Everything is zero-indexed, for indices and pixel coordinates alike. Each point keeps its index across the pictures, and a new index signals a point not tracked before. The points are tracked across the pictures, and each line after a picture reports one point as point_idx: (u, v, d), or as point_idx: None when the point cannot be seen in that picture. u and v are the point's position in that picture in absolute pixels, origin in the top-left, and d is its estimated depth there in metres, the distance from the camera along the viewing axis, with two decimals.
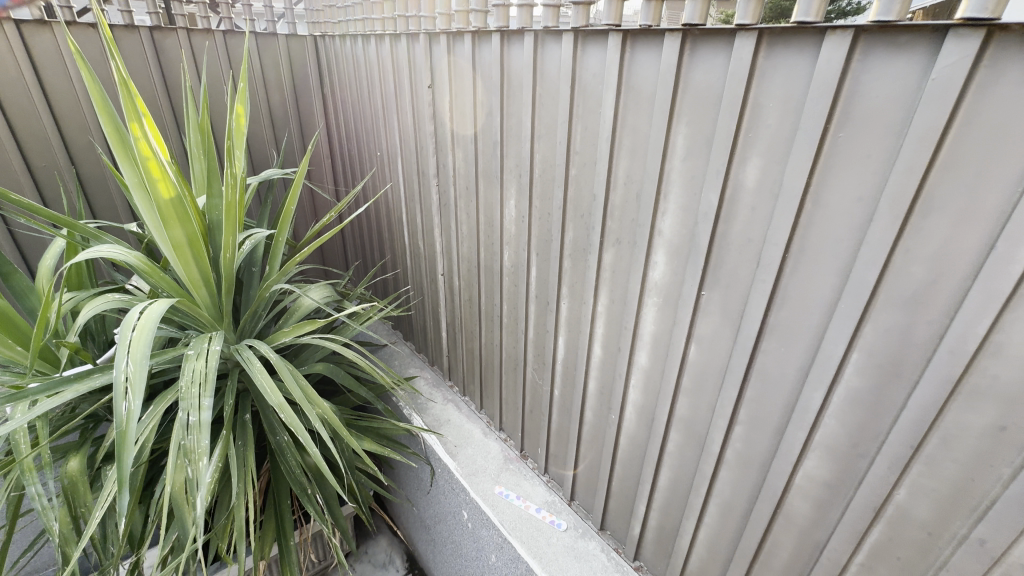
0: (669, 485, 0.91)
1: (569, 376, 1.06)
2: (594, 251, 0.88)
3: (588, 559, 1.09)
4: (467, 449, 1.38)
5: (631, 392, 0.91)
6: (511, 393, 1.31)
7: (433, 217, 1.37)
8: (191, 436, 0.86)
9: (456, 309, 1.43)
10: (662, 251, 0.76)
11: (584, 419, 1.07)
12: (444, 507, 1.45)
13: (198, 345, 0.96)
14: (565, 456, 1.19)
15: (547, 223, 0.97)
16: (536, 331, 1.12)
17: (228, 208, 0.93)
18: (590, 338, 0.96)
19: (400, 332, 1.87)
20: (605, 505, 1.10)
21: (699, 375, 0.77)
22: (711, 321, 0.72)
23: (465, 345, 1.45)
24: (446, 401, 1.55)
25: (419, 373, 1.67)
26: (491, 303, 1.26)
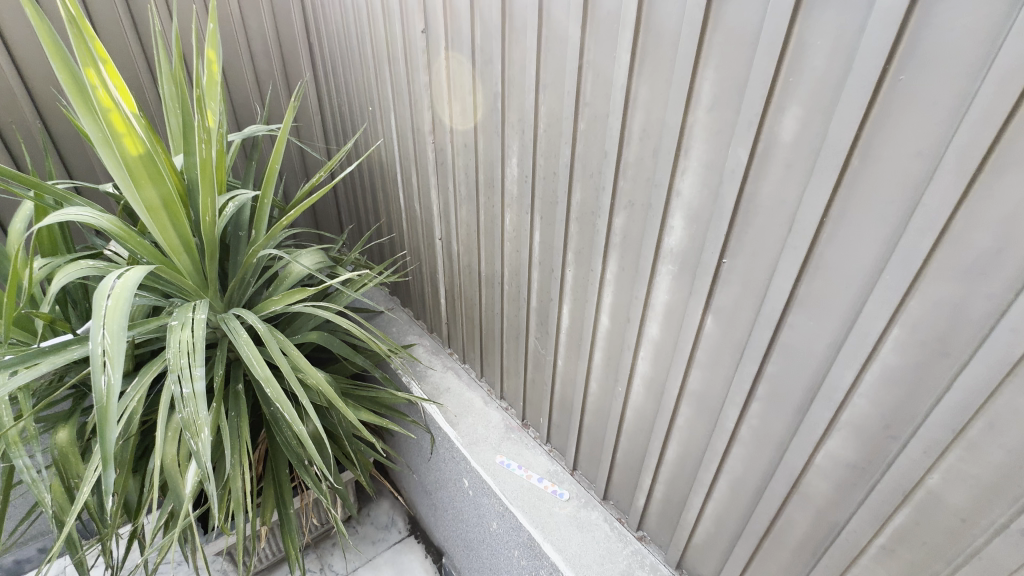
0: (677, 459, 0.88)
1: (574, 347, 1.02)
2: (604, 215, 0.81)
3: (591, 529, 1.08)
4: (467, 418, 1.35)
5: (639, 364, 0.87)
6: (513, 362, 1.26)
7: (429, 177, 1.29)
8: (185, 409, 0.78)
9: (455, 275, 1.37)
10: (679, 215, 0.69)
11: (588, 390, 1.03)
12: (445, 475, 1.44)
13: (182, 315, 0.90)
14: (567, 426, 1.16)
15: (552, 184, 0.90)
16: (538, 299, 1.07)
17: (204, 166, 0.86)
18: (596, 308, 0.90)
19: (397, 298, 1.82)
20: (608, 476, 1.08)
21: (715, 349, 0.72)
22: (732, 292, 0.66)
23: (464, 312, 1.40)
24: (445, 369, 1.52)
25: (417, 340, 1.63)
26: (492, 270, 1.20)
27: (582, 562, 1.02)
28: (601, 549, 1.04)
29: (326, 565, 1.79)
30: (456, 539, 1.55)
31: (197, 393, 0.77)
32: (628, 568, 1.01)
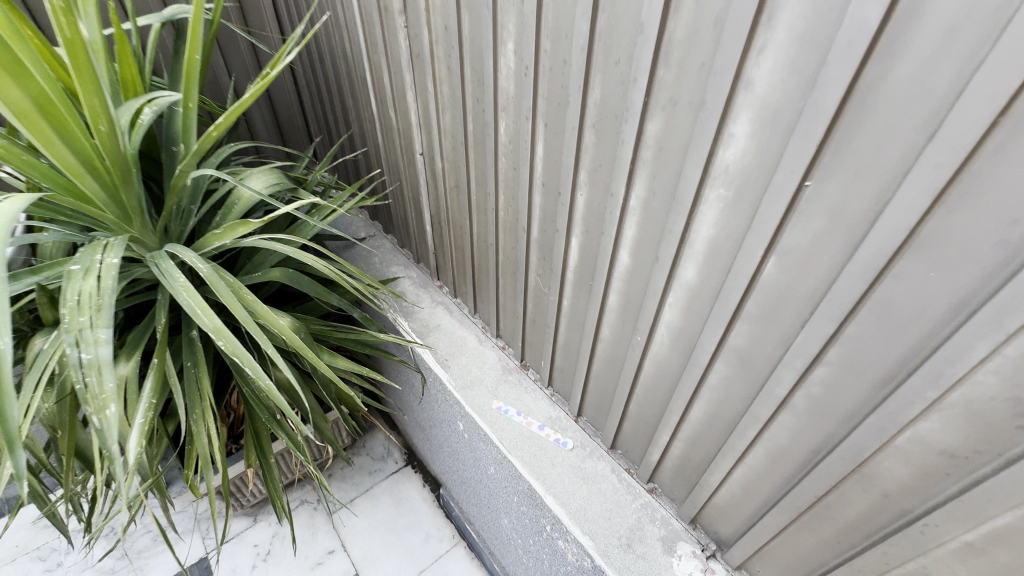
0: (704, 419, 0.75)
1: (582, 287, 0.85)
2: (632, 121, 0.60)
3: (597, 481, 0.99)
4: (460, 359, 1.22)
5: (666, 312, 0.71)
6: (510, 299, 1.10)
7: (404, 75, 1.04)
8: (89, 378, 0.66)
9: (441, 198, 1.17)
10: (745, 119, 0.49)
11: (598, 337, 0.88)
12: (439, 415, 1.35)
13: (86, 257, 0.73)
14: (572, 370, 1.03)
15: (561, 78, 0.67)
16: (540, 229, 0.88)
17: (74, 46, 0.63)
18: (614, 242, 0.72)
19: (379, 224, 1.62)
20: (617, 426, 0.96)
21: (774, 300, 0.56)
22: (812, 228, 0.48)
23: (453, 241, 1.22)
24: (434, 305, 1.36)
25: (403, 272, 1.46)
26: (484, 192, 0.99)
27: (587, 517, 0.94)
28: (608, 502, 0.96)
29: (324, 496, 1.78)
30: (454, 475, 1.50)
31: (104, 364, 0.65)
32: (637, 522, 0.93)
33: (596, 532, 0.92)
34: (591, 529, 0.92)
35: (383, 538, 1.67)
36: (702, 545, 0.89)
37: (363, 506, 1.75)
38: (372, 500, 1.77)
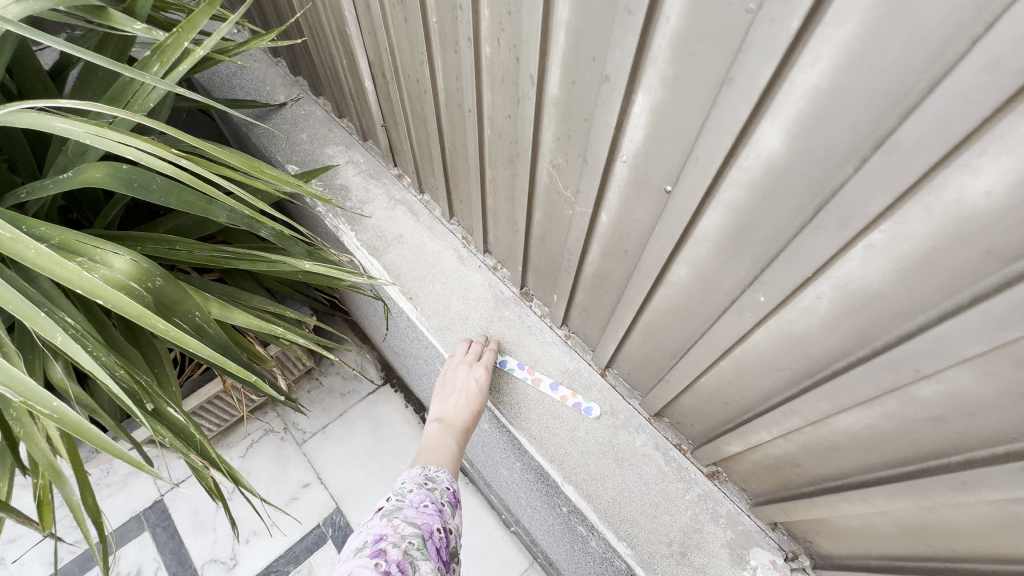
0: (857, 434, 0.43)
1: (644, 196, 0.46)
2: None
3: (635, 463, 0.70)
4: (435, 286, 0.86)
5: (848, 262, 0.33)
6: (504, 204, 0.70)
7: None
8: None
9: (380, 28, 0.68)
10: None
11: (662, 281, 0.51)
12: (413, 350, 1.01)
13: None
14: (603, 314, 0.67)
15: None
16: (566, 82, 0.45)
17: None
18: (751, 107, 0.32)
19: (304, 82, 1.11)
20: (671, 398, 0.65)
21: None
22: None
23: (408, 106, 0.76)
24: (392, 205, 0.95)
25: (343, 156, 1.01)
26: (455, 7, 0.52)
27: (623, 516, 0.66)
28: (652, 494, 0.68)
29: (291, 424, 1.51)
30: None
31: None
32: (693, 521, 0.66)
33: (636, 537, 0.65)
34: (630, 533, 0.65)
35: (365, 467, 1.45)
36: (785, 554, 0.63)
37: (337, 433, 1.51)
38: (347, 426, 1.52)
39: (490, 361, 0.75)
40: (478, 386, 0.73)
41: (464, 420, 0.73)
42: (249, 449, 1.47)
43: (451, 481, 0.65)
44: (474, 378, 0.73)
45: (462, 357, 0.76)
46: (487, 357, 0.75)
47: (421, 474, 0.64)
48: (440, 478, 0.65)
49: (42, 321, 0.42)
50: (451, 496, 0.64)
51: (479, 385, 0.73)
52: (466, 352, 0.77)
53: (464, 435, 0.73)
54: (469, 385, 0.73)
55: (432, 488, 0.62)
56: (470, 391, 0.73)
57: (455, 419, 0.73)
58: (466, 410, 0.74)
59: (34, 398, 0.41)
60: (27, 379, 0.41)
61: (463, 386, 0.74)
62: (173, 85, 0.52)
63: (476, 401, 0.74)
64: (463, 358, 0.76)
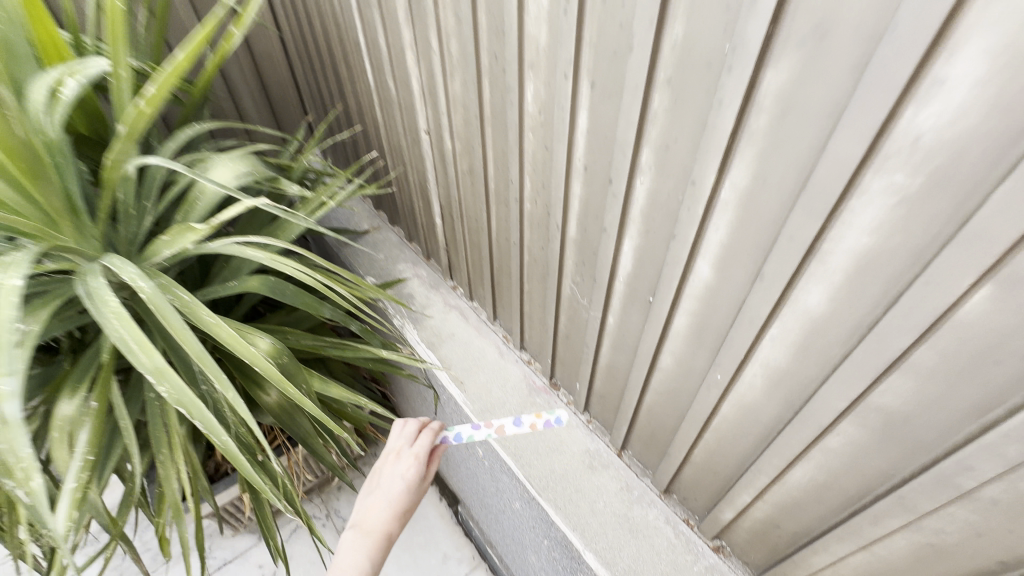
0: (809, 487, 0.55)
1: (636, 304, 0.65)
2: (739, 71, 0.38)
3: (648, 534, 0.80)
4: (479, 376, 1.04)
5: (766, 347, 0.50)
6: (537, 309, 0.90)
7: (402, 30, 0.82)
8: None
9: (452, 186, 0.96)
10: (977, 47, 0.27)
11: (655, 367, 0.69)
12: (455, 435, 1.16)
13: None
14: (616, 399, 0.83)
15: (621, 14, 0.46)
16: (580, 229, 0.68)
17: None
18: (689, 251, 0.52)
19: (383, 214, 1.43)
20: (674, 472, 0.77)
21: (973, 350, 0.35)
22: None
23: (468, 236, 1.01)
24: (447, 310, 1.18)
25: (410, 271, 1.27)
26: (506, 177, 0.78)
27: None
28: (663, 563, 0.77)
29: (333, 511, 1.61)
30: (473, 498, 1.33)
31: (15, 422, 0.48)
32: None
33: None
34: None
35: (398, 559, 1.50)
36: None
37: None
38: None
39: (430, 445, 0.77)
40: (406, 479, 0.74)
41: (383, 525, 0.71)
42: (293, 533, 1.57)
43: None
44: (401, 468, 0.75)
45: (397, 442, 0.78)
46: (423, 439, 0.77)
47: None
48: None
49: (223, 380, 0.62)
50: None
51: (405, 480, 0.74)
52: (399, 440, 0.79)
53: (387, 538, 0.71)
54: (395, 481, 0.74)
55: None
56: (395, 486, 0.74)
57: (374, 522, 0.71)
58: (390, 508, 0.73)
59: (213, 432, 0.58)
60: (212, 419, 0.58)
61: (389, 479, 0.75)
62: (310, 224, 0.80)
63: (399, 499, 0.73)
64: (396, 447, 0.78)
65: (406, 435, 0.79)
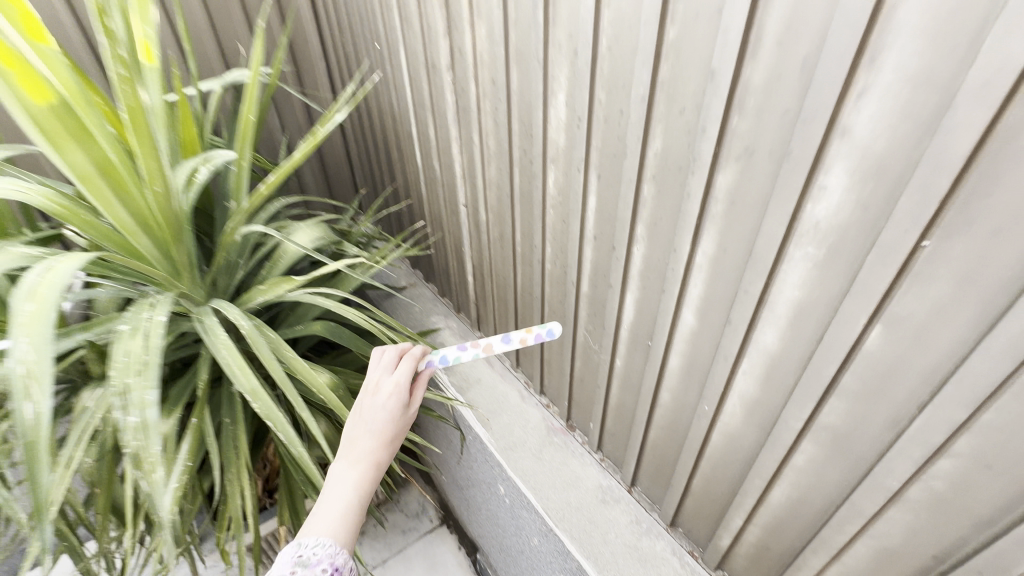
0: (787, 505, 0.65)
1: (638, 348, 0.78)
2: (700, 174, 0.55)
3: (656, 564, 0.88)
4: (502, 417, 1.15)
5: (739, 380, 0.63)
6: (556, 355, 1.04)
7: (449, 127, 1.03)
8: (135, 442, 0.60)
9: (485, 249, 1.13)
10: (840, 168, 0.42)
11: (656, 403, 0.80)
12: (478, 475, 1.25)
13: (135, 316, 0.68)
14: (625, 436, 0.94)
15: (618, 129, 0.63)
16: (591, 285, 0.82)
17: (134, 114, 0.64)
18: (676, 302, 0.66)
19: (420, 273, 1.61)
20: (678, 503, 0.86)
21: (878, 375, 0.47)
22: (931, 294, 0.41)
23: (496, 292, 1.17)
24: (475, 358, 1.31)
25: (443, 323, 1.43)
26: (530, 243, 0.95)
27: None
28: None
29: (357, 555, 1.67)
30: (493, 541, 1.38)
31: (153, 422, 0.60)
32: None
33: None
34: None
35: None
36: None
37: (396, 568, 1.63)
38: (406, 562, 1.65)
39: (411, 372, 0.69)
40: (389, 407, 0.67)
41: (368, 461, 0.64)
42: None
43: (335, 556, 0.55)
44: (383, 397, 0.67)
45: (375, 371, 0.70)
46: (405, 367, 0.69)
47: (293, 556, 0.55)
48: (314, 561, 0.54)
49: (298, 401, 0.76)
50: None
51: (389, 408, 0.67)
52: (379, 367, 0.71)
53: (377, 468, 0.64)
54: (377, 408, 0.67)
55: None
56: (378, 414, 0.66)
57: (358, 455, 0.64)
58: (374, 438, 0.65)
59: (291, 442, 0.71)
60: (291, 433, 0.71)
61: (369, 412, 0.67)
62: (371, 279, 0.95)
63: (383, 427, 0.66)
64: (377, 373, 0.70)
65: (385, 365, 0.71)
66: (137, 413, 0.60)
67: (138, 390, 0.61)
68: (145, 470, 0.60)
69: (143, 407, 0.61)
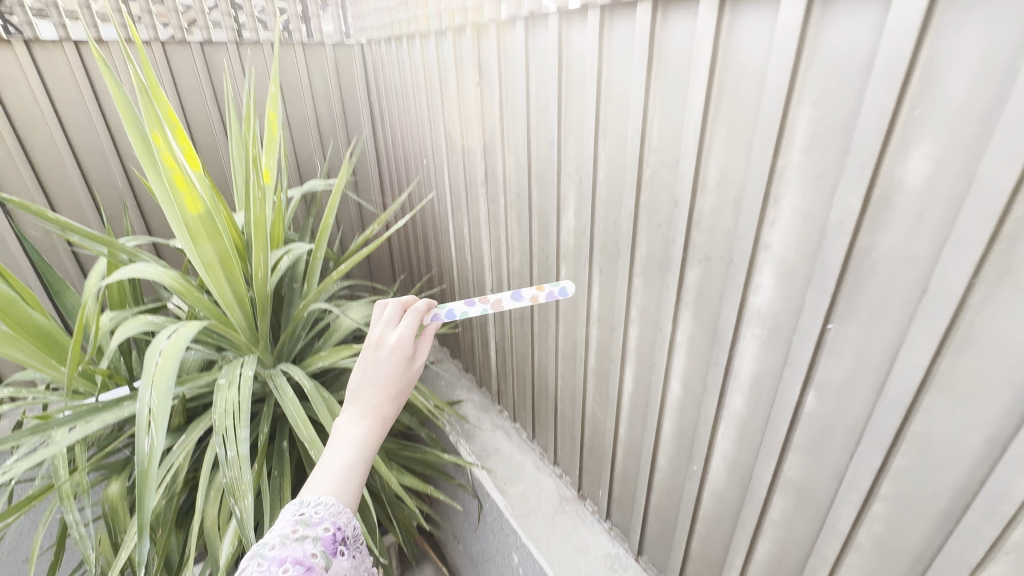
0: (771, 560, 0.73)
1: (638, 415, 0.90)
2: (674, 271, 0.71)
3: None
4: (518, 485, 1.24)
5: (719, 441, 0.74)
6: (568, 425, 1.15)
7: (481, 226, 1.24)
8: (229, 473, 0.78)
9: (507, 328, 1.30)
10: (768, 271, 0.59)
11: (656, 467, 0.90)
12: (494, 545, 1.31)
13: (230, 372, 0.89)
14: (631, 502, 1.02)
15: (614, 236, 0.82)
16: (597, 359, 0.97)
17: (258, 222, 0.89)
18: (665, 373, 0.80)
19: (447, 350, 1.77)
20: (681, 568, 0.92)
21: (819, 432, 0.59)
22: (842, 364, 0.54)
23: (515, 366, 1.31)
24: (494, 429, 1.42)
25: (466, 396, 1.55)
26: (545, 323, 1.11)
27: None
28: None
29: None
30: None
31: (244, 455, 0.78)
32: None
33: None
34: None
35: None
36: None
37: None
38: None
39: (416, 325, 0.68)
40: (393, 361, 0.66)
41: (373, 414, 0.63)
42: None
43: (336, 515, 0.54)
44: (385, 352, 0.66)
45: (378, 326, 0.69)
46: (408, 321, 0.68)
47: (295, 514, 0.53)
48: (316, 519, 0.53)
49: None
50: (328, 545, 0.52)
51: (392, 362, 0.66)
52: (382, 322, 0.71)
53: (382, 422, 0.64)
54: (380, 364, 0.66)
55: (299, 541, 0.51)
56: (382, 368, 0.65)
57: (362, 408, 0.63)
58: (379, 392, 0.64)
59: None
60: None
61: (373, 366, 0.66)
62: None
63: (387, 380, 0.65)
64: (380, 329, 0.69)
65: (388, 320, 0.70)
66: (232, 448, 0.78)
67: (234, 429, 0.80)
68: (237, 496, 0.78)
69: (238, 444, 0.79)
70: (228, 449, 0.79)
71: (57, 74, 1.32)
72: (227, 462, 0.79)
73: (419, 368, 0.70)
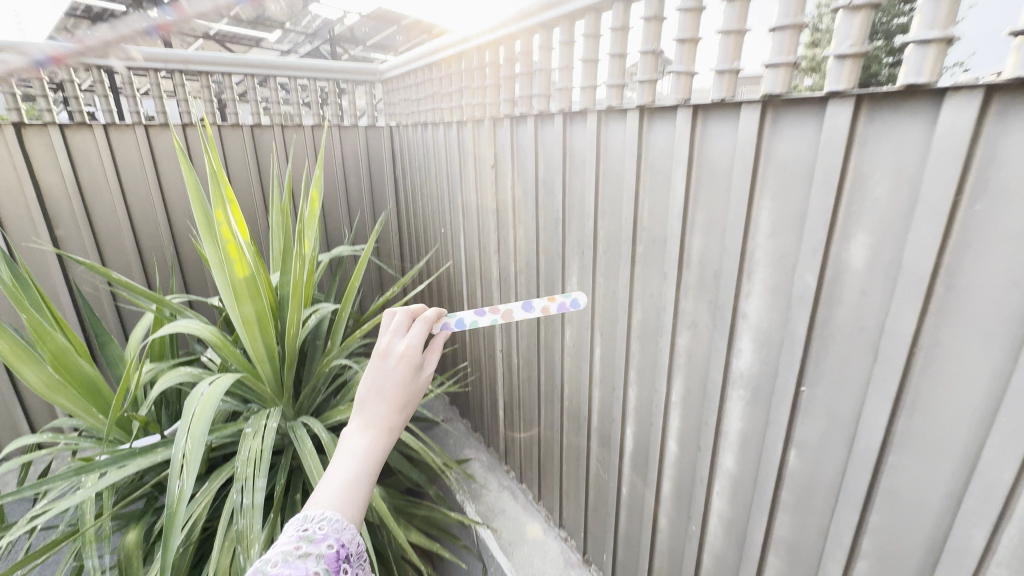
0: None
1: (639, 475, 0.94)
2: (667, 336, 0.78)
3: None
4: (523, 547, 1.24)
5: (715, 500, 0.78)
6: (573, 485, 1.17)
7: (493, 290, 1.34)
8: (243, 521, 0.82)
9: (515, 388, 1.35)
10: (747, 337, 0.66)
11: (657, 528, 0.92)
12: None
13: (255, 423, 0.95)
14: (635, 566, 1.02)
15: (613, 303, 0.90)
16: (599, 418, 1.02)
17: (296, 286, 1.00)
18: (662, 433, 0.85)
19: (456, 409, 1.82)
20: None
21: (803, 490, 0.64)
22: (817, 424, 0.60)
23: (522, 425, 1.35)
24: (501, 489, 1.43)
25: (474, 455, 1.58)
26: (551, 383, 1.17)
27: None
28: None
29: None
30: None
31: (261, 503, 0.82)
32: None
33: None
34: None
35: None
36: None
37: None
38: None
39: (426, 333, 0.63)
40: (401, 371, 0.60)
41: (381, 427, 0.57)
42: None
43: (341, 531, 0.49)
44: (394, 359, 0.61)
45: (385, 333, 0.63)
46: (417, 329, 0.63)
47: (298, 530, 0.48)
48: (319, 536, 0.48)
49: None
50: (332, 563, 0.47)
51: (401, 370, 0.60)
52: (389, 329, 0.65)
53: (389, 435, 0.58)
54: (388, 372, 0.60)
55: (301, 558, 0.46)
56: (391, 376, 0.60)
57: (369, 419, 0.57)
58: (386, 403, 0.59)
59: None
60: None
61: (380, 374, 0.60)
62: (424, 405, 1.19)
63: (396, 389, 0.59)
64: (388, 334, 0.64)
65: (395, 327, 0.64)
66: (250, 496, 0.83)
67: (254, 478, 0.85)
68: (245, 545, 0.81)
69: (257, 492, 0.84)
70: (246, 497, 0.84)
71: (127, 152, 1.51)
72: (243, 509, 0.84)
73: (429, 379, 0.65)
